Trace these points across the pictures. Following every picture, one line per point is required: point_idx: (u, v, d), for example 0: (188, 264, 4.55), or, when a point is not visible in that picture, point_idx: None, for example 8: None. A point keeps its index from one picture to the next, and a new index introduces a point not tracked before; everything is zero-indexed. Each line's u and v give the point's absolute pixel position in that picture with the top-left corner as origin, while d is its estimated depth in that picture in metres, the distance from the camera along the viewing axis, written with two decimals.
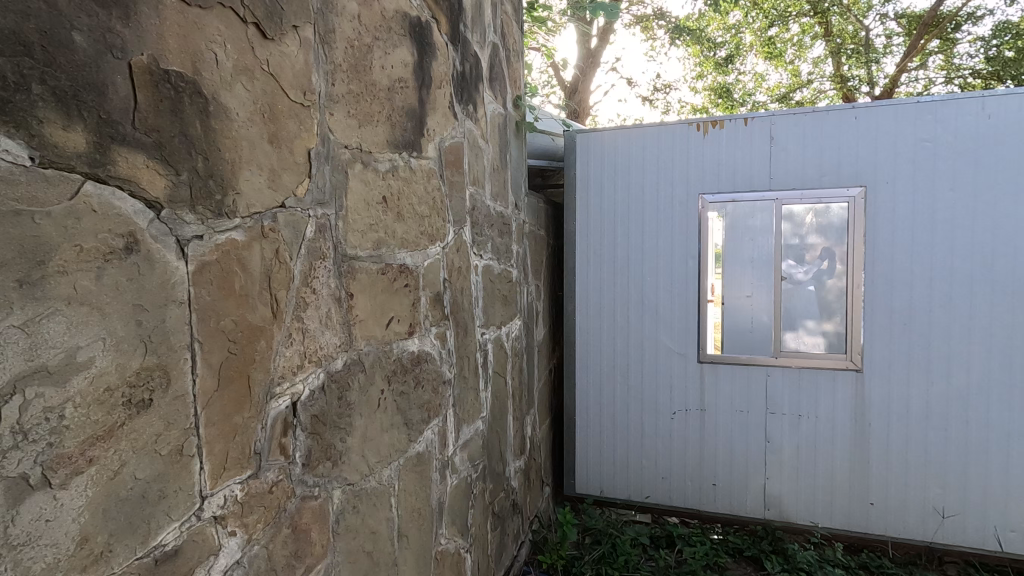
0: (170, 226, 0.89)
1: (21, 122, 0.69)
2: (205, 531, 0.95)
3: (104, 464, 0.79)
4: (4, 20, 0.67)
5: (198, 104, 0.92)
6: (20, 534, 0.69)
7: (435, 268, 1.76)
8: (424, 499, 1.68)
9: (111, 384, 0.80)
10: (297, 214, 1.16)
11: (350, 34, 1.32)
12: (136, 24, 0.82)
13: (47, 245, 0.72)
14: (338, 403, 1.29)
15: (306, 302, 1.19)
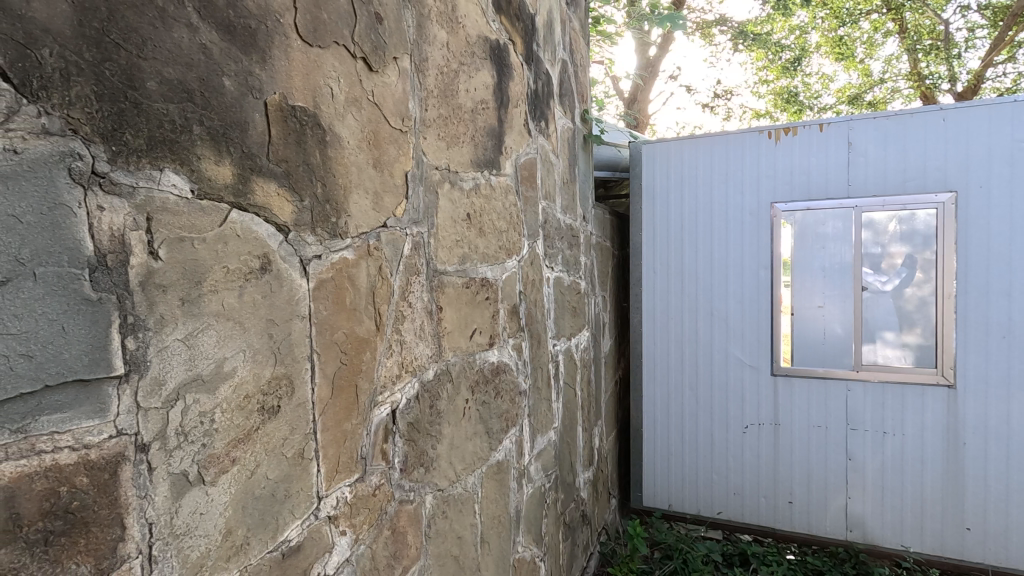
0: (295, 247, 0.97)
1: (185, 159, 0.78)
2: (322, 529, 1.02)
3: (243, 464, 0.87)
4: (173, 71, 0.77)
5: (318, 135, 1.01)
6: (181, 524, 0.77)
7: (512, 281, 1.81)
8: (504, 507, 1.72)
9: (249, 392, 0.88)
10: (396, 232, 1.23)
11: (440, 61, 1.39)
12: (270, 67, 0.91)
13: (203, 268, 0.81)
14: (429, 412, 1.35)
15: (404, 315, 1.26)
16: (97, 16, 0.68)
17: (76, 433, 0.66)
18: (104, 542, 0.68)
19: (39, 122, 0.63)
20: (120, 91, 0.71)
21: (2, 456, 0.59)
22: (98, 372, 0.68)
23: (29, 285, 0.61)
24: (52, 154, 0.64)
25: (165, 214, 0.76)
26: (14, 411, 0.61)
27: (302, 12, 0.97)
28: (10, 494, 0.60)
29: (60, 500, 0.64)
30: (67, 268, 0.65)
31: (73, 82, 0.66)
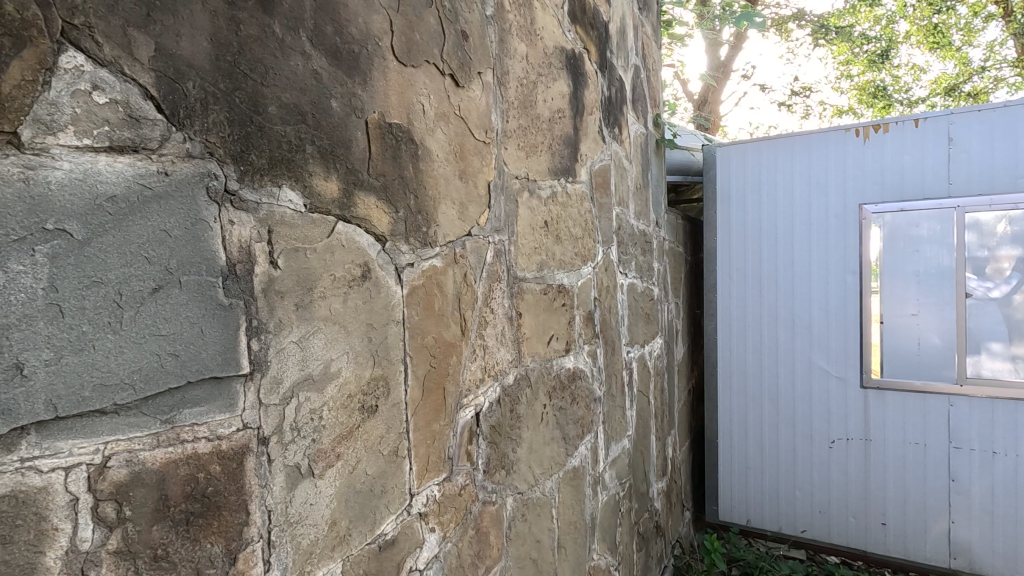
0: (391, 256, 1.03)
1: (299, 176, 0.85)
2: (413, 525, 1.07)
3: (347, 460, 0.93)
4: (289, 96, 0.84)
5: (411, 150, 1.07)
6: (294, 513, 0.84)
7: (587, 287, 1.81)
8: (580, 514, 1.72)
9: (352, 391, 0.94)
10: (480, 240, 1.27)
11: (520, 73, 1.43)
12: (371, 87, 0.98)
13: (313, 276, 0.87)
14: (510, 415, 1.38)
15: (486, 320, 1.30)
16: (230, 51, 0.76)
17: (211, 425, 0.73)
18: (232, 526, 0.75)
19: (184, 147, 0.71)
20: (247, 117, 0.78)
21: (153, 442, 0.67)
22: (229, 371, 0.75)
23: (176, 293, 0.69)
24: (195, 175, 0.72)
25: (283, 227, 0.83)
26: (163, 403, 0.68)
27: (398, 35, 1.03)
28: (160, 478, 0.68)
29: (198, 485, 0.72)
30: (205, 277, 0.72)
31: (210, 110, 0.74)
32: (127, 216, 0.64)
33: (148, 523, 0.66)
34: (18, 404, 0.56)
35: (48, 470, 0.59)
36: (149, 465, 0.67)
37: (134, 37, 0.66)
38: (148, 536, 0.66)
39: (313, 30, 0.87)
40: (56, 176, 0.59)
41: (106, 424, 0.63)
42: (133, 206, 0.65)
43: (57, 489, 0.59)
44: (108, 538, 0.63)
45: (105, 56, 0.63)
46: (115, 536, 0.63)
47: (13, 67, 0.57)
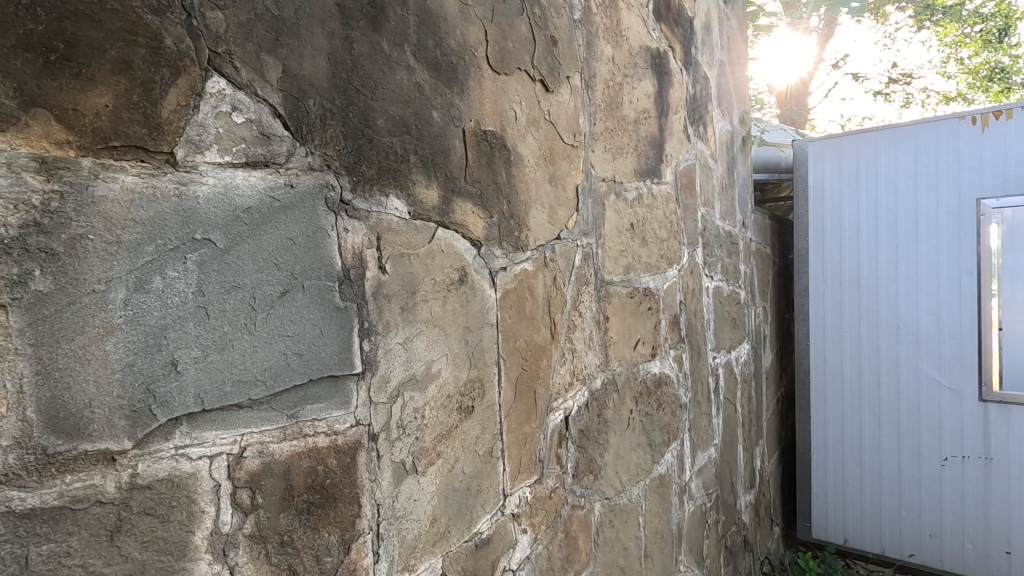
0: (486, 261, 1.05)
1: (404, 184, 0.89)
2: (507, 525, 1.08)
3: (446, 458, 0.96)
4: (395, 109, 0.88)
5: (504, 156, 1.09)
6: (400, 508, 0.87)
7: (674, 290, 1.76)
8: (667, 523, 1.67)
9: (450, 392, 0.97)
10: (569, 244, 1.27)
11: (606, 75, 1.42)
12: (467, 97, 1.00)
13: (416, 280, 0.91)
14: (597, 420, 1.37)
15: (575, 324, 1.30)
16: (344, 68, 0.80)
17: (328, 421, 0.78)
18: (346, 517, 0.80)
19: (306, 161, 0.76)
20: (358, 130, 0.82)
21: (281, 435, 0.72)
22: (344, 369, 0.79)
23: (300, 296, 0.74)
24: (315, 186, 0.77)
25: (390, 233, 0.87)
26: (288, 399, 0.73)
27: (492, 44, 1.05)
28: (287, 468, 0.73)
29: (318, 477, 0.76)
30: (325, 281, 0.77)
31: (328, 125, 0.78)
32: (259, 225, 0.70)
33: (276, 510, 0.72)
34: (174, 397, 0.62)
35: (196, 458, 0.64)
36: (277, 456, 0.72)
37: (266, 61, 0.71)
38: (276, 522, 0.72)
39: (416, 44, 0.91)
40: (203, 190, 0.65)
41: (242, 418, 0.68)
42: (264, 216, 0.70)
43: (204, 476, 0.65)
44: (244, 522, 0.68)
45: (243, 80, 0.69)
46: (249, 521, 0.69)
47: (171, 94, 0.63)
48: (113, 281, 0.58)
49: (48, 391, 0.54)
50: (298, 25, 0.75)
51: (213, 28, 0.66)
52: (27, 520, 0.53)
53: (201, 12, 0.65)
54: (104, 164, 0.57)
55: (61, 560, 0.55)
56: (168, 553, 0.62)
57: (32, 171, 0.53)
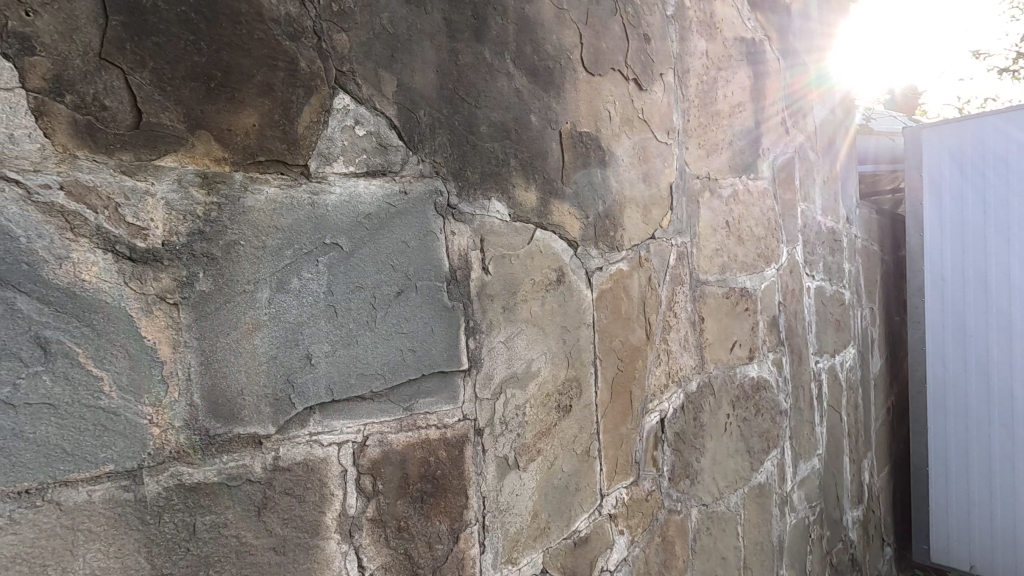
0: (582, 261, 1.05)
1: (505, 188, 0.92)
2: (604, 526, 1.08)
3: (546, 455, 0.97)
4: (497, 115, 0.91)
5: (599, 156, 1.09)
6: (503, 501, 0.90)
7: (773, 290, 1.67)
8: (768, 535, 1.59)
9: (549, 390, 0.98)
10: (663, 243, 1.25)
11: (700, 70, 1.38)
12: (563, 99, 1.02)
13: (517, 281, 0.93)
14: (693, 423, 1.33)
15: (670, 325, 1.27)
16: (450, 79, 0.84)
17: (439, 415, 0.82)
18: (455, 507, 0.83)
19: (418, 168, 0.80)
20: (463, 137, 0.86)
21: (397, 426, 0.77)
22: (452, 366, 0.83)
23: (413, 296, 0.78)
24: (425, 191, 0.81)
25: (493, 235, 0.90)
26: (403, 393, 0.78)
27: (587, 46, 1.06)
28: (403, 458, 0.77)
29: (430, 467, 0.80)
30: (435, 282, 0.81)
31: (436, 133, 0.83)
32: (377, 230, 0.75)
33: (394, 497, 0.76)
34: (308, 389, 0.68)
35: (327, 444, 0.70)
36: (394, 446, 0.76)
37: (384, 76, 0.76)
38: (394, 508, 0.76)
39: (515, 52, 0.93)
40: (331, 199, 0.70)
41: (364, 408, 0.74)
42: (382, 222, 0.75)
43: (333, 461, 0.70)
44: (366, 507, 0.73)
45: (363, 95, 0.74)
46: (371, 506, 0.74)
47: (305, 112, 0.69)
48: (260, 282, 0.64)
49: (209, 378, 0.61)
50: (410, 41, 0.79)
51: (339, 49, 0.71)
52: (194, 493, 0.60)
53: (329, 35, 0.70)
54: (252, 177, 0.64)
55: (221, 529, 0.61)
56: (304, 530, 0.68)
57: (196, 186, 0.60)
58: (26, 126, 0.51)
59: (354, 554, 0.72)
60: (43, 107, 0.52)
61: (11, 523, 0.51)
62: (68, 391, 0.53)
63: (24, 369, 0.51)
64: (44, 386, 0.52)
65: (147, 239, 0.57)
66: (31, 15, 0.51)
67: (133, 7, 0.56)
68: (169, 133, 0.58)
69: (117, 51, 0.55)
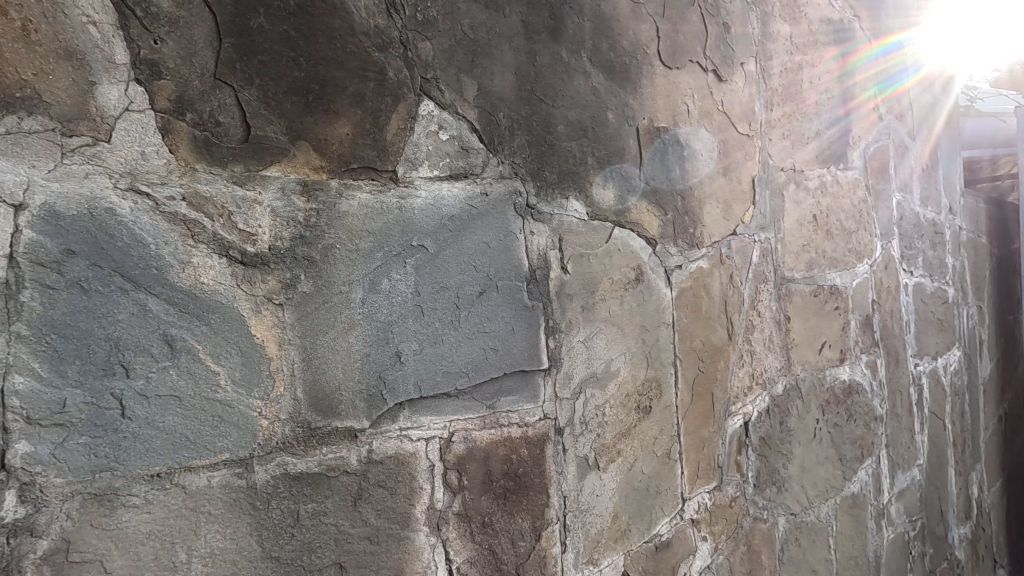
0: (661, 259, 1.03)
1: (582, 186, 0.91)
2: (686, 530, 1.06)
3: (626, 457, 0.96)
4: (574, 114, 0.90)
5: (678, 152, 1.06)
6: (584, 502, 0.90)
7: (866, 288, 1.56)
8: (863, 550, 1.49)
9: (629, 391, 0.97)
10: (746, 239, 1.20)
11: (784, 57, 1.31)
12: (641, 95, 1.00)
13: (595, 280, 0.92)
14: (780, 428, 1.27)
15: (754, 325, 1.22)
16: (529, 80, 0.85)
17: (520, 413, 0.82)
18: (537, 505, 0.84)
19: (498, 170, 0.81)
20: (541, 137, 0.86)
21: (481, 424, 0.78)
22: (533, 365, 0.84)
23: (494, 296, 0.80)
24: (506, 193, 0.82)
25: (571, 235, 0.89)
26: (486, 391, 0.79)
27: (664, 39, 1.03)
28: (486, 455, 0.79)
29: (512, 465, 0.81)
30: (515, 281, 0.82)
31: (515, 135, 0.83)
32: (460, 232, 0.77)
33: (478, 492, 0.78)
34: (397, 385, 0.71)
35: (416, 439, 0.72)
36: (478, 443, 0.78)
37: (465, 81, 0.78)
38: (479, 504, 0.78)
39: (591, 49, 0.93)
40: (418, 203, 0.73)
41: (450, 405, 0.76)
42: (464, 223, 0.77)
43: (422, 456, 0.73)
44: (453, 501, 0.75)
45: (446, 101, 0.76)
46: (457, 500, 0.76)
47: (393, 119, 0.72)
48: (354, 283, 0.67)
49: (310, 374, 0.65)
50: (489, 45, 0.81)
51: (423, 57, 0.74)
52: (298, 482, 0.64)
53: (414, 45, 0.73)
54: (347, 184, 0.67)
55: (322, 518, 0.65)
56: (396, 521, 0.70)
57: (298, 194, 0.64)
58: (155, 143, 0.57)
59: (441, 547, 0.74)
60: (168, 125, 0.57)
61: (145, 503, 0.56)
62: (191, 384, 0.58)
63: (155, 365, 0.56)
64: (171, 380, 0.57)
65: (256, 244, 0.61)
66: (158, 42, 0.56)
67: (242, 29, 0.60)
68: (273, 145, 0.62)
69: (229, 71, 0.60)
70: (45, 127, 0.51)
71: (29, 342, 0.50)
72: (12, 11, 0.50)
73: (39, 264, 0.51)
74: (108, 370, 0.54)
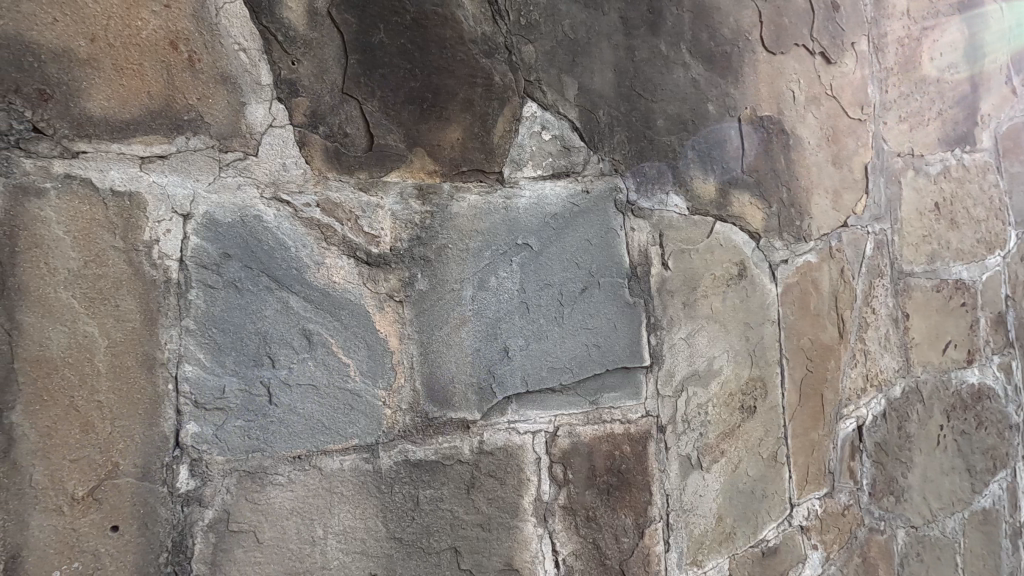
0: (766, 254, 0.99)
1: (683, 181, 0.90)
2: (795, 537, 1.01)
3: (730, 457, 0.93)
4: (674, 107, 0.89)
5: (783, 141, 1.01)
6: (688, 501, 0.88)
7: (998, 282, 1.41)
8: (997, 570, 1.35)
9: (733, 390, 0.94)
10: (858, 231, 1.13)
11: (900, 33, 1.21)
12: (743, 83, 0.96)
13: (697, 275, 0.90)
14: (898, 434, 1.18)
15: (868, 323, 1.14)
16: (628, 76, 0.85)
17: (622, 410, 0.83)
18: (640, 502, 0.83)
19: (598, 167, 0.82)
20: (640, 133, 0.86)
21: (584, 419, 0.80)
22: (635, 362, 0.83)
23: (596, 293, 0.80)
24: (606, 190, 0.82)
25: (671, 230, 0.88)
26: (589, 387, 0.80)
27: (768, 24, 0.99)
28: (590, 450, 0.80)
29: (615, 461, 0.82)
30: (616, 278, 0.82)
31: (615, 132, 0.83)
32: (562, 230, 0.78)
33: (582, 487, 0.79)
34: (505, 379, 0.73)
35: (523, 432, 0.75)
36: (582, 438, 0.79)
37: (566, 80, 0.79)
38: (583, 498, 0.79)
39: (691, 40, 0.91)
40: (522, 202, 0.75)
41: (555, 400, 0.77)
42: (567, 221, 0.78)
43: (529, 449, 0.75)
44: (559, 494, 0.77)
45: (548, 102, 0.78)
46: (563, 493, 0.77)
47: (499, 122, 0.74)
48: (465, 281, 0.70)
49: (427, 367, 0.68)
50: (589, 43, 0.81)
51: (527, 60, 0.76)
52: (417, 468, 0.68)
53: (517, 48, 0.75)
54: (457, 187, 0.71)
55: (439, 503, 0.69)
56: (505, 510, 0.73)
57: (414, 197, 0.68)
58: (294, 155, 0.62)
59: (548, 538, 0.76)
60: (304, 138, 0.63)
61: (289, 482, 0.62)
62: (325, 374, 0.63)
63: (296, 356, 0.61)
64: (309, 370, 0.62)
65: (379, 246, 0.66)
66: (295, 63, 0.62)
67: (365, 45, 0.64)
68: (393, 153, 0.67)
69: (354, 85, 0.64)
70: (207, 145, 0.58)
71: (195, 335, 0.57)
72: (182, 45, 0.57)
73: (203, 266, 0.58)
74: (258, 361, 0.60)
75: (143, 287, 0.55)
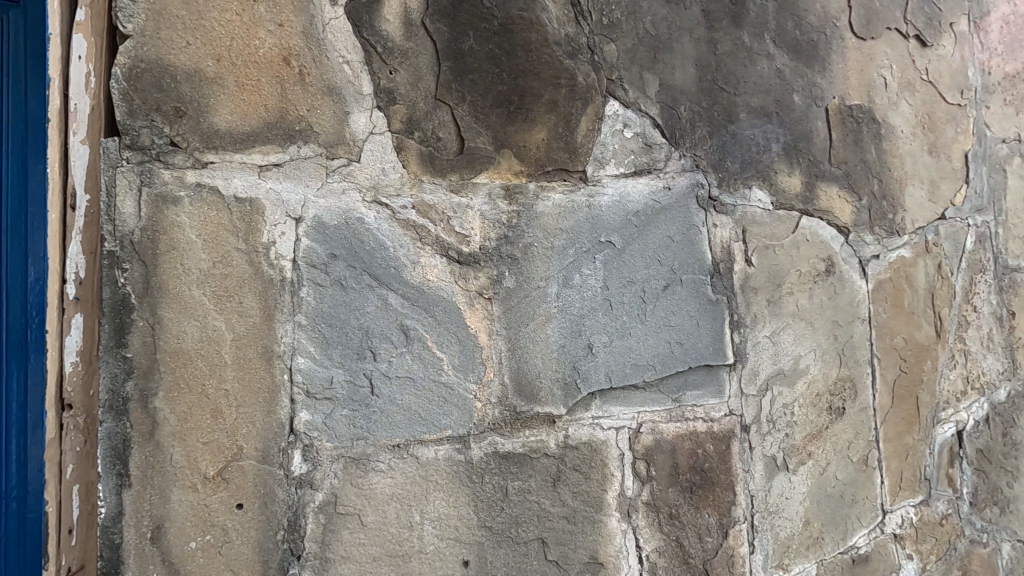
0: (855, 249, 0.95)
1: (766, 175, 0.87)
2: (887, 545, 0.97)
3: (817, 460, 0.90)
4: (757, 99, 0.87)
5: (874, 130, 0.96)
6: (773, 503, 0.86)
7: None
8: None
9: (820, 390, 0.91)
10: (957, 224, 1.06)
11: (1005, 8, 1.12)
12: (830, 72, 0.92)
13: (782, 272, 0.88)
14: (1004, 441, 1.08)
15: (968, 321, 1.06)
16: (710, 70, 0.83)
17: (705, 408, 0.82)
18: (724, 502, 0.82)
19: (680, 163, 0.81)
20: (723, 127, 0.84)
21: (667, 416, 0.79)
22: (718, 360, 0.82)
23: (679, 289, 0.80)
24: (689, 186, 0.81)
25: (755, 226, 0.86)
26: (672, 384, 0.80)
27: (857, 9, 0.95)
28: (673, 448, 0.79)
29: (698, 459, 0.81)
30: (699, 275, 0.81)
31: (697, 127, 0.82)
32: (645, 226, 0.78)
33: (665, 484, 0.79)
34: (589, 375, 0.74)
35: (607, 428, 0.75)
36: (665, 436, 0.79)
37: (647, 78, 0.79)
38: (666, 495, 0.79)
39: (775, 30, 0.88)
40: (605, 200, 0.75)
41: (637, 396, 0.78)
42: (649, 217, 0.78)
43: (613, 444, 0.75)
44: (642, 490, 0.77)
45: (630, 99, 0.78)
46: (646, 490, 0.77)
47: (582, 121, 0.75)
48: (551, 278, 0.72)
49: (515, 363, 0.70)
50: (670, 39, 0.81)
51: (608, 59, 0.76)
52: (506, 460, 0.70)
53: (600, 48, 0.76)
54: (543, 186, 0.72)
55: (526, 494, 0.71)
56: (590, 504, 0.74)
57: (502, 198, 0.70)
58: (392, 160, 0.66)
59: (632, 533, 0.76)
60: (401, 144, 0.66)
61: (389, 469, 0.65)
62: (421, 368, 0.66)
63: (395, 350, 0.65)
64: (406, 364, 0.65)
65: (470, 245, 0.68)
66: (393, 73, 0.65)
67: (456, 52, 0.67)
68: (482, 155, 0.69)
69: (446, 91, 0.67)
70: (316, 153, 0.63)
71: (306, 330, 0.62)
72: (293, 60, 0.62)
73: (313, 266, 0.62)
74: (361, 354, 0.64)
75: (262, 285, 0.60)
